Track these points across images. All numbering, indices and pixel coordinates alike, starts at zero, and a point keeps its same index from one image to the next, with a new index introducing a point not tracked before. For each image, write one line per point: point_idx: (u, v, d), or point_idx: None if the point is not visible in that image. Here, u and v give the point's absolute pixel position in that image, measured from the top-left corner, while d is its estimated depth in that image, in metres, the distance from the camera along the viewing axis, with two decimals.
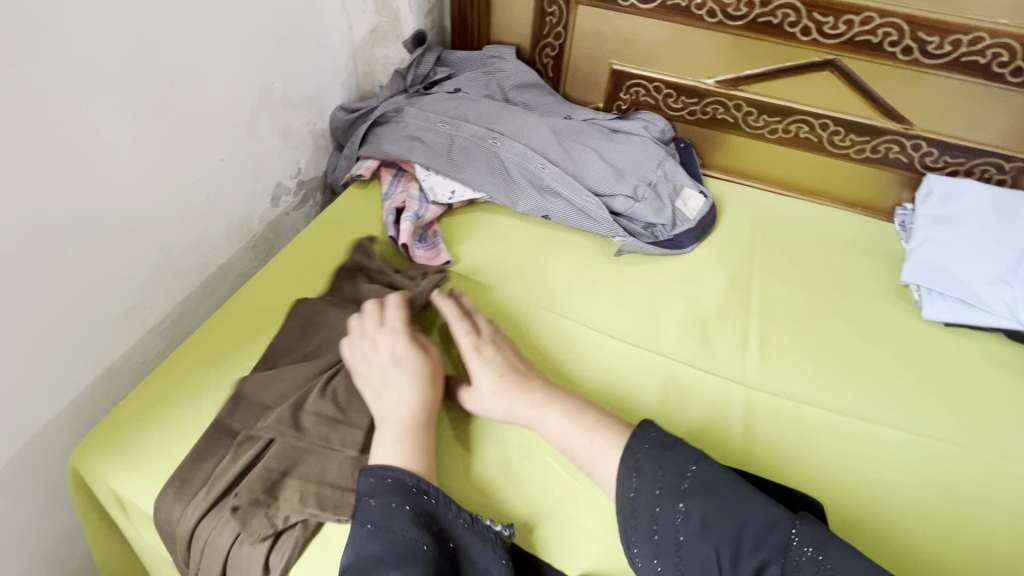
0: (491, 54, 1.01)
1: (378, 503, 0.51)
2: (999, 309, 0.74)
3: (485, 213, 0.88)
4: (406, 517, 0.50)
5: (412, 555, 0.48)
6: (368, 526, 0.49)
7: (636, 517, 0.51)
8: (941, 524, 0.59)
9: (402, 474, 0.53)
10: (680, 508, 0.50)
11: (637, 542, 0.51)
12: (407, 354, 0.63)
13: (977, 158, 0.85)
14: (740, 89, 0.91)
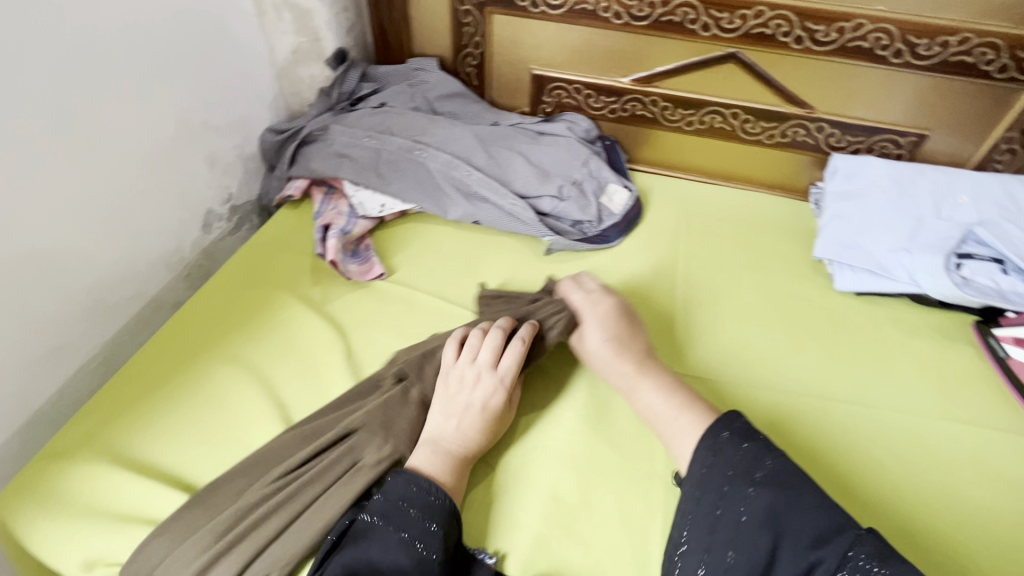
0: (414, 66, 1.03)
1: (414, 518, 0.53)
2: (900, 276, 0.79)
3: (417, 224, 0.90)
4: (437, 539, 0.52)
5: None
6: (402, 534, 0.52)
7: (702, 495, 0.53)
8: (962, 520, 0.60)
9: (441, 494, 0.55)
10: (748, 490, 0.51)
11: (696, 518, 0.52)
12: (495, 405, 0.62)
13: (874, 135, 0.90)
14: (654, 86, 0.95)
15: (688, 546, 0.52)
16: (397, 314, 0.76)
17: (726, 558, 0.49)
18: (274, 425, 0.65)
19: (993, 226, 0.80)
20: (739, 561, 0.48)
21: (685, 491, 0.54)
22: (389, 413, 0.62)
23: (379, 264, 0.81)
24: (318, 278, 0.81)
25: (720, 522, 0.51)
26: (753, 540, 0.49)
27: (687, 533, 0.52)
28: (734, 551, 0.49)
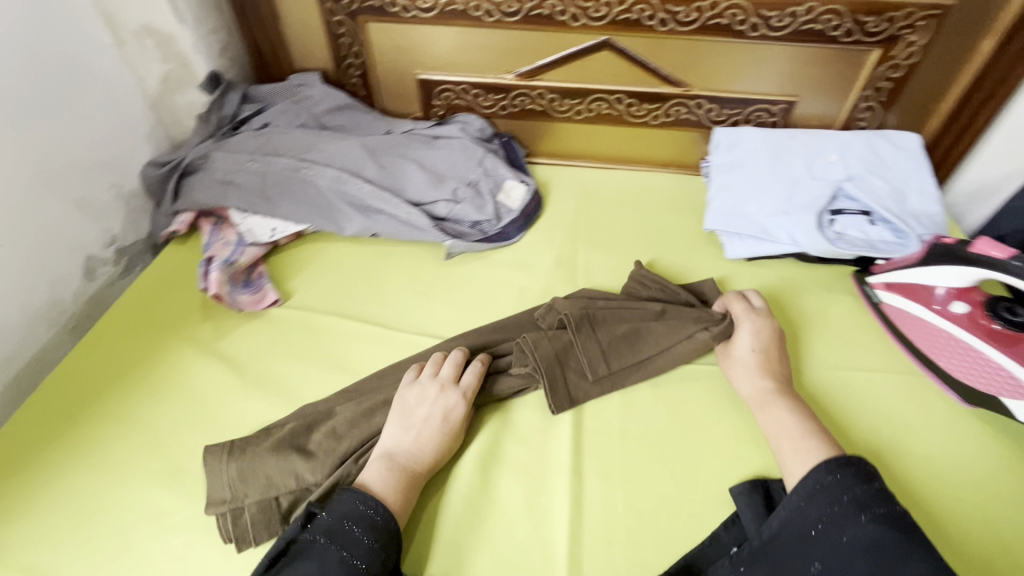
0: (297, 83, 1.00)
1: (357, 539, 0.51)
2: (782, 237, 0.82)
3: (314, 244, 0.88)
4: (377, 562, 0.51)
5: None
6: (345, 552, 0.50)
7: (809, 503, 0.50)
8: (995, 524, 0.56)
9: (387, 516, 0.54)
10: (861, 518, 0.47)
11: (793, 525, 0.50)
12: (453, 420, 0.62)
13: (749, 106, 0.95)
14: (538, 79, 0.96)
15: (771, 548, 0.50)
16: (295, 340, 0.74)
17: (810, 568, 0.47)
18: (167, 476, 0.62)
19: (859, 180, 0.85)
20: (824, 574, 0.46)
21: (789, 496, 0.51)
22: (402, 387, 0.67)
23: (272, 290, 0.78)
24: (209, 314, 0.77)
25: (819, 537, 0.48)
26: (841, 564, 0.45)
27: (777, 530, 0.50)
28: (821, 565, 0.46)
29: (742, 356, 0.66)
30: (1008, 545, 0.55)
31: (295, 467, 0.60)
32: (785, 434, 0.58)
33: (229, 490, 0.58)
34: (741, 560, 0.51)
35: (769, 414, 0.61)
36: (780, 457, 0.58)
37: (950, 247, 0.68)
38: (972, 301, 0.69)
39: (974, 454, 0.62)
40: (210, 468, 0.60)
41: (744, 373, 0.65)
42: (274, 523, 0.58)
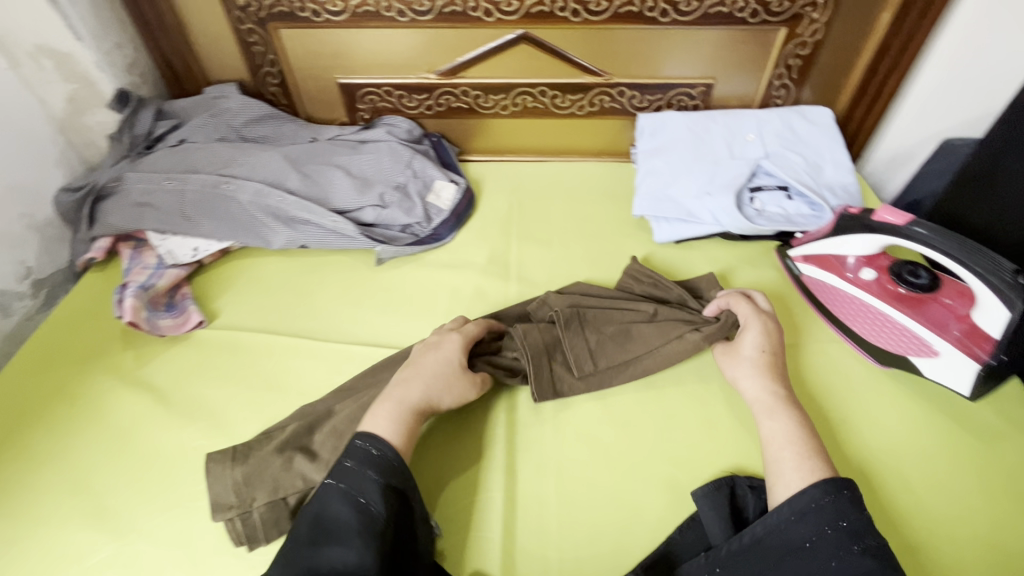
0: (213, 95, 0.97)
1: (352, 472, 0.51)
2: (706, 218, 0.84)
3: (241, 260, 0.86)
4: (377, 491, 0.50)
5: (360, 530, 0.47)
6: (339, 485, 0.50)
7: (800, 521, 0.48)
8: (968, 528, 0.55)
9: (387, 449, 0.53)
10: (855, 549, 0.45)
11: (782, 539, 0.48)
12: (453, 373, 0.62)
13: (669, 91, 0.96)
14: (460, 77, 0.95)
15: (752, 555, 0.48)
16: (221, 360, 0.72)
17: None
18: (88, 517, 0.59)
19: (776, 158, 0.88)
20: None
21: (779, 508, 0.49)
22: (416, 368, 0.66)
23: (195, 312, 0.76)
24: (131, 342, 0.75)
25: (810, 555, 0.46)
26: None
27: (762, 540, 0.49)
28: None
29: (745, 354, 0.64)
30: (916, 498, 0.57)
31: (302, 467, 0.58)
32: (786, 444, 0.54)
33: (234, 494, 0.57)
34: (717, 562, 0.50)
35: (771, 421, 0.57)
36: (771, 468, 0.54)
37: (857, 216, 0.70)
38: (878, 267, 0.72)
39: (901, 426, 0.63)
40: (213, 475, 0.58)
41: (744, 372, 0.62)
42: (283, 521, 0.56)
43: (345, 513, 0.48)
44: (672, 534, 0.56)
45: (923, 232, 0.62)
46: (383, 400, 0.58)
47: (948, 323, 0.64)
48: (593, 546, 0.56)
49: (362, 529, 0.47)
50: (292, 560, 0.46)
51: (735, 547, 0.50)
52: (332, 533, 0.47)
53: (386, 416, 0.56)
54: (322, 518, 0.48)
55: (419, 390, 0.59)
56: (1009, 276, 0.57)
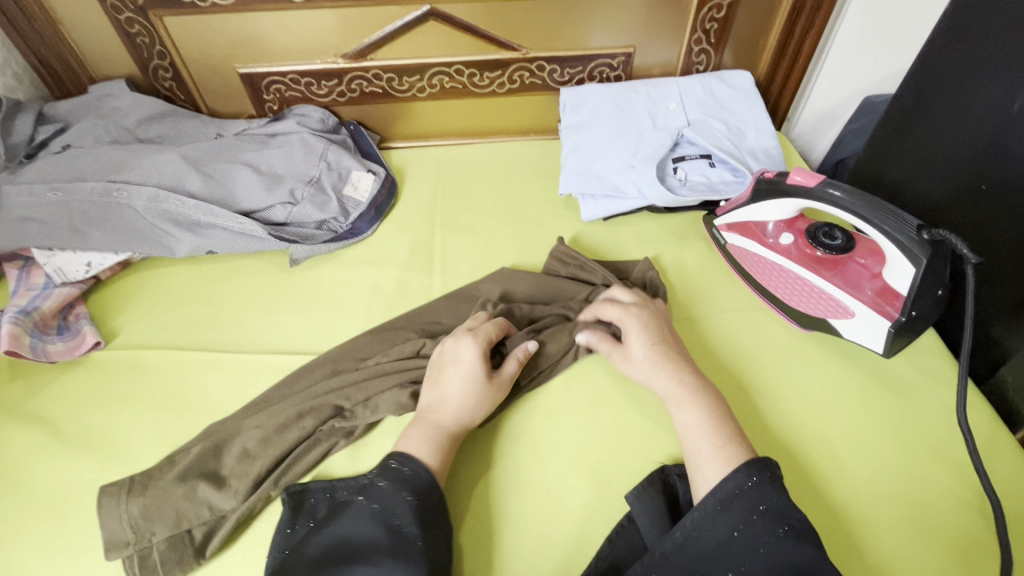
0: (100, 94, 0.89)
1: (388, 492, 0.49)
2: (631, 192, 0.82)
3: (144, 273, 0.81)
4: (410, 511, 0.48)
5: (398, 550, 0.45)
6: (374, 505, 0.48)
7: (726, 510, 0.45)
8: (899, 503, 0.55)
9: (425, 472, 0.51)
10: (781, 532, 0.43)
11: (710, 534, 0.44)
12: (470, 390, 0.57)
13: (590, 62, 0.93)
14: (369, 59, 0.90)
15: (683, 555, 0.44)
16: (123, 384, 0.67)
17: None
18: None
19: (698, 126, 0.87)
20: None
21: (704, 500, 0.46)
22: (337, 384, 0.62)
23: (90, 333, 0.71)
24: (18, 372, 0.68)
25: (742, 542, 0.43)
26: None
27: (693, 540, 0.45)
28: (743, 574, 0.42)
29: (635, 351, 0.60)
30: (834, 461, 0.58)
31: (207, 496, 0.55)
32: (702, 437, 0.52)
33: (131, 530, 0.54)
34: (651, 568, 0.45)
35: (683, 414, 0.54)
36: (690, 462, 0.51)
37: (772, 181, 0.69)
38: (797, 230, 0.71)
39: (837, 399, 0.62)
40: (106, 511, 0.55)
41: (637, 366, 0.59)
42: (188, 559, 0.52)
43: (378, 533, 0.46)
44: (601, 548, 0.52)
45: (836, 194, 0.62)
46: (421, 421, 0.56)
47: (862, 282, 0.64)
48: (517, 546, 0.54)
49: (394, 553, 0.45)
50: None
51: (667, 548, 0.45)
52: (364, 555, 0.45)
53: (421, 437, 0.54)
54: (350, 539, 0.46)
55: (451, 411, 0.56)
56: (914, 232, 0.57)
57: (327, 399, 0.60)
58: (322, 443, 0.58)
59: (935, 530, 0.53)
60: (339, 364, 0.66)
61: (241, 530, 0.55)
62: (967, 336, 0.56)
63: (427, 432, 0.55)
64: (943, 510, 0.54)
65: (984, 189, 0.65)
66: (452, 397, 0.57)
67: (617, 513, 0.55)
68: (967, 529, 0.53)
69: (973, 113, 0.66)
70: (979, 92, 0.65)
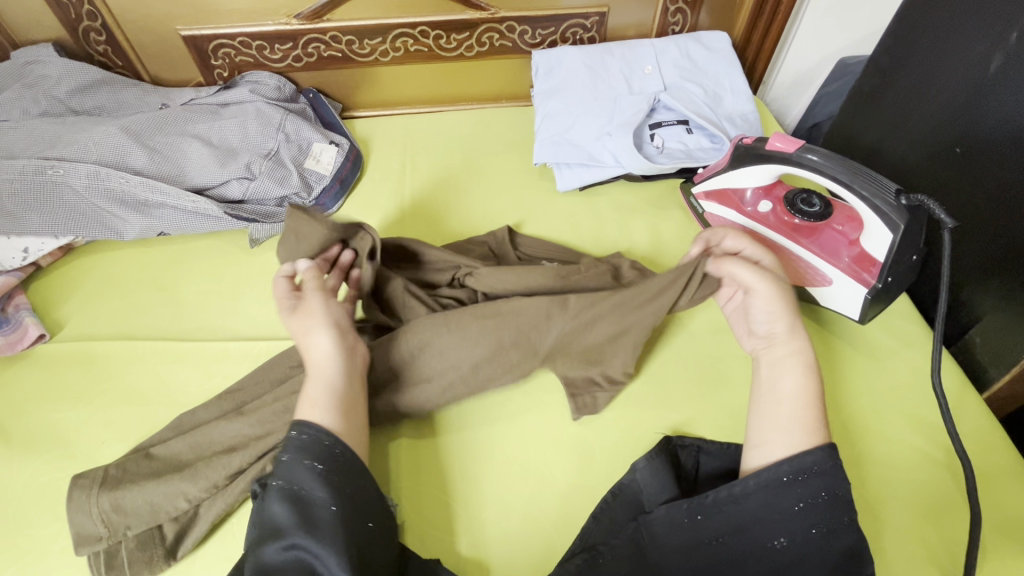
0: (25, 60, 0.81)
1: (294, 466, 0.45)
2: (608, 160, 0.80)
3: (91, 257, 0.75)
4: (320, 483, 0.45)
5: (311, 522, 0.43)
6: (274, 481, 0.45)
7: (797, 482, 0.45)
8: (896, 467, 0.56)
9: (326, 435, 0.47)
10: (849, 516, 0.45)
11: (774, 499, 0.45)
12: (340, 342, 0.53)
13: (562, 23, 0.89)
14: (326, 20, 0.83)
15: (736, 508, 0.46)
16: (72, 378, 0.63)
17: (775, 541, 0.44)
18: None
19: (675, 90, 0.85)
20: (790, 550, 0.44)
21: (779, 466, 0.46)
22: None
23: (33, 325, 0.65)
24: None
25: (801, 515, 0.45)
26: (807, 547, 0.44)
27: (750, 498, 0.46)
28: (787, 542, 0.44)
29: (782, 290, 0.54)
30: None
31: (180, 486, 0.52)
32: (802, 406, 0.49)
33: (100, 524, 0.51)
34: (699, 509, 0.47)
35: (788, 377, 0.51)
36: (763, 426, 0.50)
37: (751, 146, 0.67)
38: (775, 198, 0.70)
39: (821, 364, 0.63)
40: (76, 504, 0.51)
41: (777, 306, 0.53)
42: (157, 559, 0.50)
43: (288, 511, 0.43)
44: (585, 523, 0.52)
45: (814, 158, 0.61)
46: (309, 390, 0.50)
47: (840, 249, 0.63)
48: (500, 526, 0.53)
49: (302, 525, 0.43)
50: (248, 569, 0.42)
51: (719, 498, 0.47)
52: (278, 533, 0.43)
53: (320, 401, 0.49)
54: (263, 518, 0.44)
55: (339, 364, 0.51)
56: (893, 198, 0.56)
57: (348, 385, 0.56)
58: None
59: (906, 490, 0.54)
60: None
61: (215, 527, 0.53)
62: (943, 299, 0.55)
63: (323, 395, 0.49)
64: (923, 471, 0.55)
65: (958, 152, 0.64)
66: (330, 357, 0.51)
67: (601, 489, 0.55)
68: (938, 486, 0.54)
69: (949, 74, 0.65)
70: (955, 52, 0.64)
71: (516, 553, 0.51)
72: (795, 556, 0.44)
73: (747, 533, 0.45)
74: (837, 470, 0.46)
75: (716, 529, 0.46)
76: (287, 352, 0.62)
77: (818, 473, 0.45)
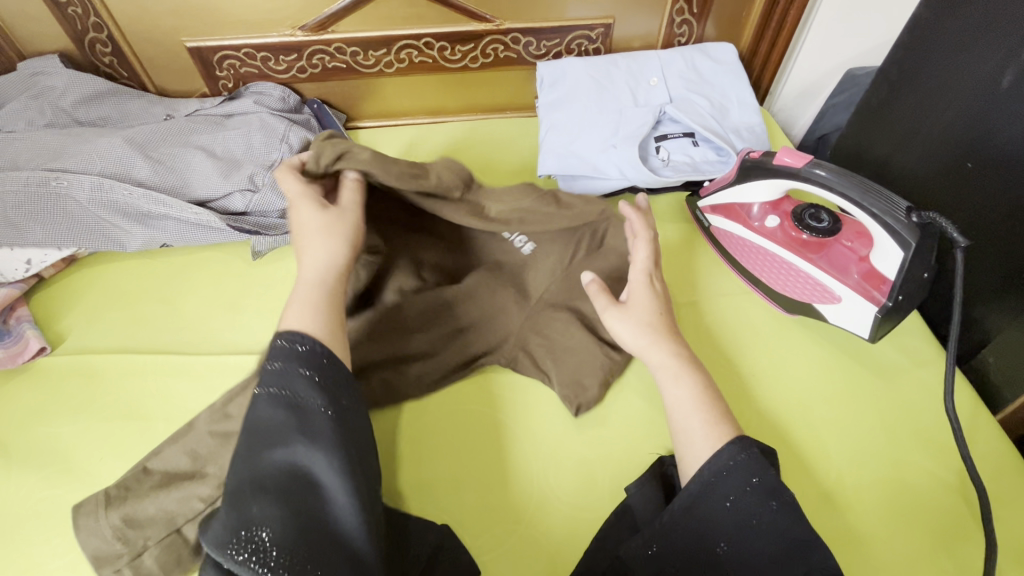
0: (31, 71, 0.81)
1: (282, 373, 0.46)
2: (613, 173, 0.79)
3: (93, 269, 0.75)
4: (308, 386, 0.45)
5: (303, 423, 0.44)
6: (266, 387, 0.45)
7: (719, 482, 0.45)
8: (907, 487, 0.54)
9: (313, 342, 0.48)
10: (773, 504, 0.44)
11: (704, 508, 0.45)
12: (330, 242, 0.55)
13: (568, 35, 0.88)
14: (331, 32, 0.83)
15: (679, 529, 0.46)
16: (73, 393, 0.62)
17: (718, 548, 0.44)
18: None
19: (681, 102, 0.84)
20: (733, 554, 0.43)
21: (698, 471, 0.46)
22: None
23: (34, 337, 0.65)
24: None
25: (732, 514, 0.44)
26: (749, 545, 0.43)
27: (685, 513, 0.46)
28: (729, 544, 0.44)
29: (634, 311, 0.56)
30: (820, 452, 0.57)
31: (194, 489, 0.52)
32: (692, 411, 0.50)
33: (119, 541, 0.50)
34: (651, 539, 0.46)
35: (674, 387, 0.52)
36: (679, 439, 0.50)
37: (758, 160, 0.66)
38: (783, 212, 0.69)
39: (828, 380, 0.62)
40: (86, 530, 0.51)
41: (630, 323, 0.56)
42: (184, 558, 0.50)
43: (277, 414, 0.44)
44: (589, 545, 0.51)
45: (823, 174, 0.60)
46: (296, 298, 0.52)
47: (849, 266, 0.62)
48: (502, 546, 0.52)
49: (298, 429, 0.43)
50: (238, 480, 0.42)
51: (664, 520, 0.46)
52: (271, 439, 0.43)
53: (302, 309, 0.50)
54: (256, 425, 0.44)
55: (320, 271, 0.54)
56: (904, 215, 0.55)
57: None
58: None
59: (923, 516, 0.53)
60: None
61: None
62: (956, 318, 0.54)
63: (305, 303, 0.51)
64: (935, 493, 0.54)
65: (969, 167, 0.63)
66: (321, 258, 0.54)
67: (605, 509, 0.54)
68: (951, 509, 0.53)
69: (959, 89, 0.64)
70: (965, 65, 0.63)
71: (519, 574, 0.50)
72: (740, 556, 0.43)
73: (693, 548, 0.45)
74: (750, 461, 0.46)
75: (670, 555, 0.45)
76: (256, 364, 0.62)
77: (733, 471, 0.45)
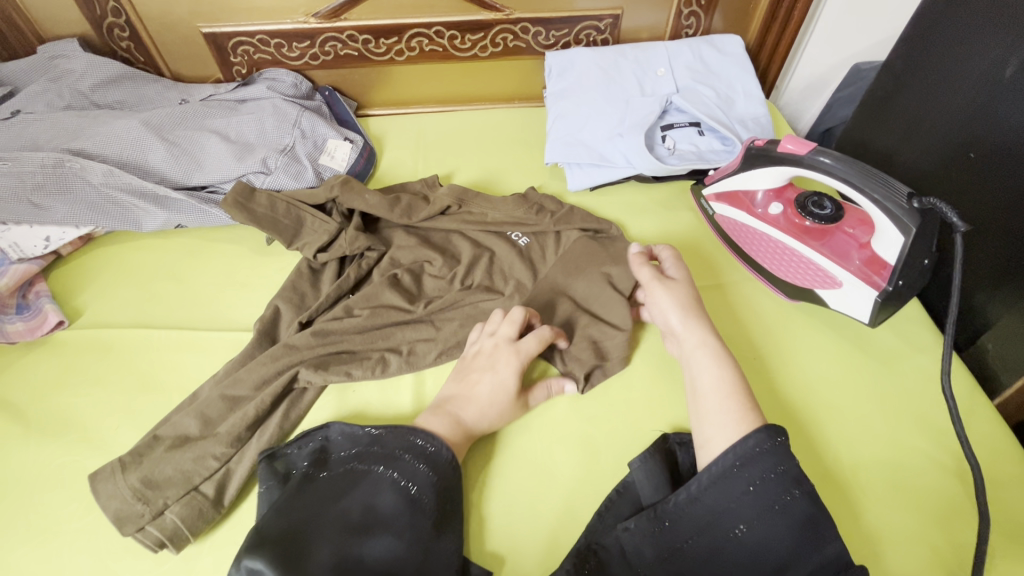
0: (50, 55, 0.83)
1: (406, 465, 0.49)
2: (619, 161, 0.80)
3: (108, 248, 0.76)
4: (428, 483, 0.49)
5: (416, 523, 0.46)
6: (394, 474, 0.48)
7: (742, 467, 0.46)
8: (909, 472, 0.55)
9: (444, 448, 0.51)
10: (795, 493, 0.45)
11: (725, 491, 0.46)
12: (497, 402, 0.56)
13: (577, 25, 0.89)
14: (343, 19, 0.84)
15: (697, 508, 0.47)
16: (90, 365, 0.64)
17: (735, 530, 0.45)
18: None
19: (687, 93, 0.85)
20: (749, 538, 0.45)
21: (724, 455, 0.47)
22: (308, 339, 0.62)
23: (53, 312, 0.67)
24: None
25: (753, 499, 0.45)
26: (768, 530, 0.45)
27: (705, 493, 0.47)
28: (748, 528, 0.45)
29: (675, 290, 0.59)
30: (815, 430, 0.58)
31: (207, 448, 0.54)
32: (723, 399, 0.51)
33: (138, 500, 0.52)
34: (665, 516, 0.48)
35: (702, 371, 0.54)
36: (703, 421, 0.51)
37: (762, 148, 0.67)
38: (786, 200, 0.70)
39: (827, 361, 0.63)
40: (105, 494, 0.52)
41: (673, 308, 0.58)
42: (206, 511, 0.52)
43: (397, 503, 0.46)
44: (591, 521, 0.52)
45: (827, 161, 0.61)
46: (443, 410, 0.55)
47: (850, 252, 0.63)
48: (506, 519, 0.53)
49: (411, 524, 0.45)
50: (337, 547, 0.42)
51: (679, 501, 0.48)
52: (380, 524, 0.45)
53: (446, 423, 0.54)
54: (369, 503, 0.46)
55: (474, 412, 0.55)
56: (904, 201, 0.56)
57: (332, 345, 0.62)
58: (303, 390, 0.59)
59: (920, 497, 0.54)
60: (292, 309, 0.66)
61: (250, 478, 0.55)
62: (954, 303, 0.55)
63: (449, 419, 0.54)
64: (933, 477, 0.55)
65: (972, 157, 0.64)
66: (483, 406, 0.55)
67: (607, 484, 0.55)
68: (947, 493, 0.54)
69: (962, 80, 0.65)
70: (969, 57, 0.64)
71: (521, 545, 0.52)
72: (757, 542, 0.44)
73: (710, 529, 0.46)
74: (777, 450, 0.47)
75: (684, 531, 0.46)
76: (267, 323, 0.65)
77: (757, 455, 0.46)
